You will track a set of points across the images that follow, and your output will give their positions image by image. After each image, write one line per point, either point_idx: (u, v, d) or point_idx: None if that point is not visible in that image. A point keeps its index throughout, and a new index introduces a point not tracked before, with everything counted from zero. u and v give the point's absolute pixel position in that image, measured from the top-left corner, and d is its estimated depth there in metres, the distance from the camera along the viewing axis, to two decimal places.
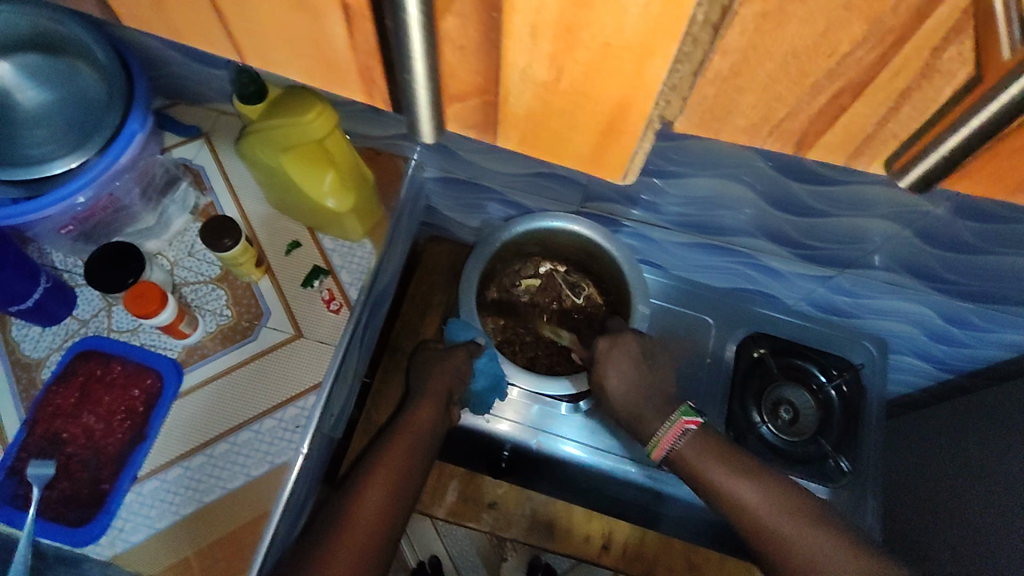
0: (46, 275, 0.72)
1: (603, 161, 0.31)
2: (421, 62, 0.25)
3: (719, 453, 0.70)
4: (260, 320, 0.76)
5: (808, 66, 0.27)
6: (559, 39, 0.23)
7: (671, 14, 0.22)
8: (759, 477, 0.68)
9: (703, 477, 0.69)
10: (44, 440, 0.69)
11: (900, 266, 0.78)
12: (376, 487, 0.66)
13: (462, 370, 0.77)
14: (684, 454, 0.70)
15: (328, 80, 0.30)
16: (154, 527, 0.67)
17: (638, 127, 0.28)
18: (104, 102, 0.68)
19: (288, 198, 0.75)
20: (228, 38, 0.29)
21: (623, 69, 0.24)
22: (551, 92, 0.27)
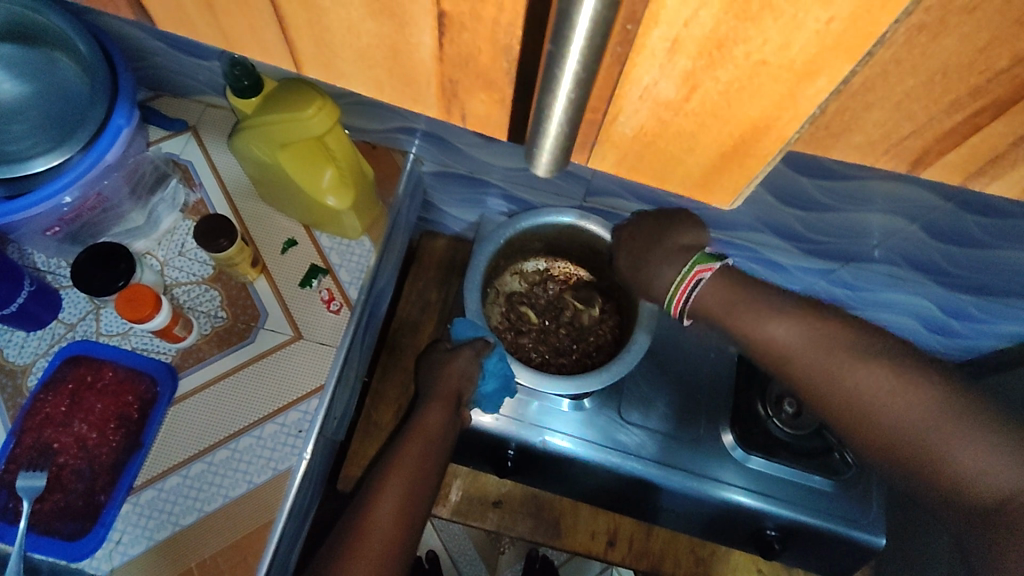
0: (30, 278, 0.68)
1: (716, 183, 0.26)
2: (568, 99, 0.21)
3: (730, 284, 0.53)
4: (257, 322, 0.73)
5: (956, 82, 0.26)
6: (703, 55, 0.20)
7: (857, 31, 0.18)
8: (807, 311, 0.50)
9: (733, 322, 0.52)
10: (34, 451, 0.66)
11: (902, 259, 0.78)
12: (390, 492, 0.64)
13: (470, 371, 0.75)
14: (703, 301, 0.54)
15: (399, 94, 0.26)
16: (153, 539, 0.65)
17: (771, 152, 0.23)
18: (85, 97, 0.64)
19: (284, 194, 0.72)
20: (286, 44, 0.25)
21: (771, 91, 0.21)
22: (673, 111, 0.22)
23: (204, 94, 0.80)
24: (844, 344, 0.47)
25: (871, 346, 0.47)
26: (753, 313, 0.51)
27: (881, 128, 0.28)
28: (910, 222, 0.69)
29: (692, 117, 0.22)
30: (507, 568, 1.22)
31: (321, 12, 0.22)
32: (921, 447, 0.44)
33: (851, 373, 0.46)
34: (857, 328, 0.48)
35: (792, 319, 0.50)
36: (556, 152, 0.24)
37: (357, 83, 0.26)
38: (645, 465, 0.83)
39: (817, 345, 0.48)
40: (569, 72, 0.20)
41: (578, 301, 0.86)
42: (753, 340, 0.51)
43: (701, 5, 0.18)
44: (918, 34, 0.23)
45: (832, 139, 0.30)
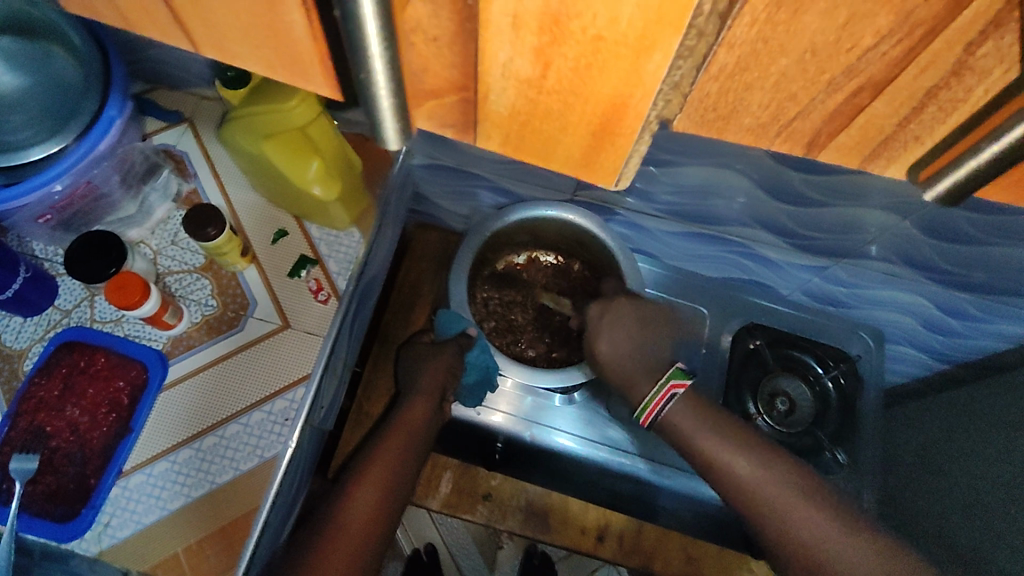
0: (26, 264, 0.69)
1: (595, 164, 0.28)
2: (382, 73, 0.23)
3: (709, 421, 0.68)
4: (246, 311, 0.74)
5: (827, 63, 0.22)
6: (545, 31, 0.20)
7: (673, 5, 0.18)
8: (759, 450, 0.66)
9: (693, 446, 0.67)
10: (27, 434, 0.68)
11: (895, 255, 0.77)
12: (367, 486, 0.65)
13: (455, 368, 0.76)
14: (675, 420, 0.68)
15: (291, 71, 0.26)
16: (141, 523, 0.66)
17: (633, 131, 0.24)
18: (80, 85, 0.65)
19: (272, 184, 0.72)
20: (179, 24, 0.25)
21: (617, 68, 0.21)
22: (537, 90, 0.23)
23: (197, 87, 0.80)
24: (793, 484, 0.63)
25: (815, 492, 0.62)
26: (718, 441, 0.66)
27: (768, 112, 0.26)
28: (904, 219, 0.68)
29: (553, 94, 0.23)
30: (506, 563, 1.23)
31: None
32: (771, 509, 0.62)
33: (788, 504, 0.61)
34: (746, 430, 0.68)
35: (749, 455, 0.65)
36: (393, 123, 0.27)
37: (249, 62, 0.26)
38: (633, 461, 0.84)
39: (769, 480, 0.63)
40: (375, 53, 0.22)
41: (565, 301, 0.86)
42: (716, 466, 0.66)
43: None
44: (780, 9, 0.20)
45: (721, 121, 0.27)
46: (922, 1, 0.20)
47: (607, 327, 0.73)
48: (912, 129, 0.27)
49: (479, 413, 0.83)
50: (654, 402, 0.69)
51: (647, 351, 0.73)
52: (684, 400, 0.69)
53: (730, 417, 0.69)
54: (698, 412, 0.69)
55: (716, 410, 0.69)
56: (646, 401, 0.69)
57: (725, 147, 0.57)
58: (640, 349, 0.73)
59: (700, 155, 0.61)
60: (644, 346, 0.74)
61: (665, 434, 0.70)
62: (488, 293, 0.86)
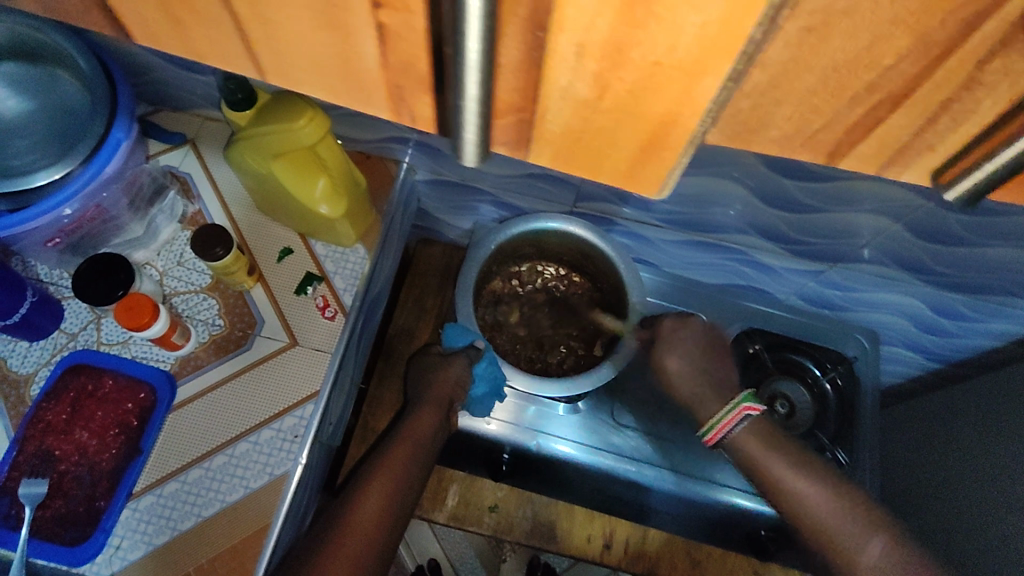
0: (32, 288, 0.70)
1: (640, 177, 0.28)
2: (475, 91, 0.23)
3: (777, 446, 0.67)
4: (253, 329, 0.75)
5: (849, 79, 0.24)
6: (606, 58, 0.22)
7: (728, 32, 0.20)
8: (825, 475, 0.65)
9: (762, 470, 0.66)
10: (36, 457, 0.67)
11: (889, 257, 0.79)
12: (374, 491, 0.66)
13: (464, 379, 0.77)
14: (742, 442, 0.68)
15: (354, 98, 0.27)
16: (152, 544, 0.66)
17: (683, 144, 0.25)
18: (85, 110, 0.66)
19: (279, 203, 0.73)
20: (249, 51, 0.26)
21: (671, 89, 0.23)
22: (591, 110, 0.25)
23: (201, 108, 0.81)
24: (848, 504, 0.62)
25: (880, 516, 0.62)
26: (795, 469, 0.65)
27: (800, 128, 0.29)
28: (897, 222, 0.71)
29: (608, 113, 0.25)
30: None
31: (275, 24, 0.24)
32: (834, 536, 0.62)
33: (845, 526, 0.61)
34: (803, 452, 0.67)
35: (817, 482, 0.64)
36: (475, 142, 0.27)
37: (313, 89, 0.27)
38: (639, 467, 0.85)
39: (830, 503, 0.63)
40: (472, 71, 0.22)
41: (567, 312, 0.88)
42: (780, 488, 0.65)
43: (597, 14, 0.20)
44: (813, 32, 0.22)
45: (753, 136, 0.27)
46: (937, 25, 0.21)
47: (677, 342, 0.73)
48: (934, 143, 0.27)
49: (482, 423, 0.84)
50: (724, 421, 0.68)
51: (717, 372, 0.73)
52: (755, 424, 0.68)
53: (795, 440, 0.68)
54: (765, 435, 0.68)
55: (775, 429, 0.68)
56: (714, 421, 0.69)
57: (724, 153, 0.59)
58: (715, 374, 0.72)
59: (702, 164, 0.63)
60: (713, 364, 0.73)
61: (733, 456, 0.69)
62: (493, 303, 0.88)
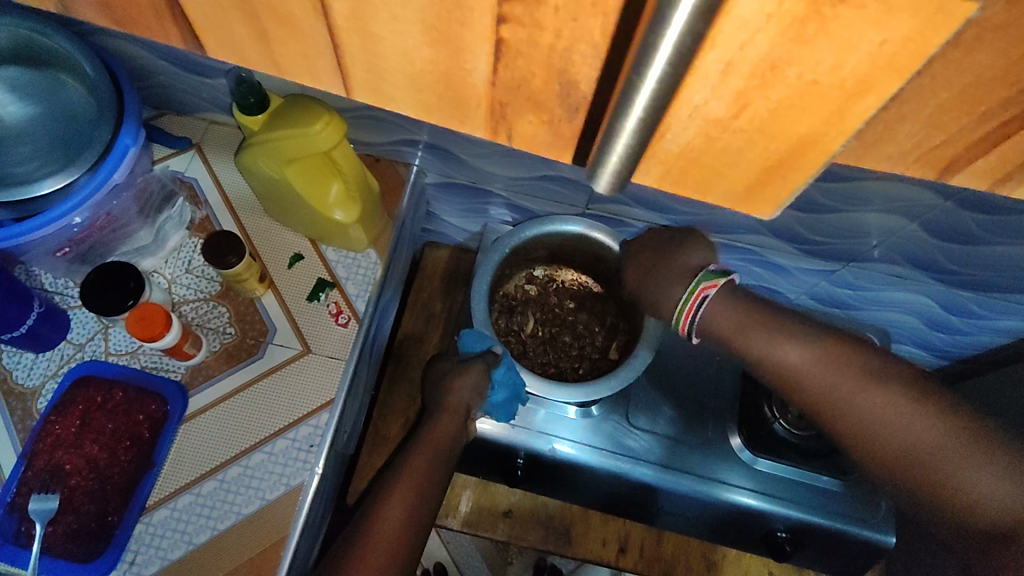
0: (39, 299, 0.68)
1: (756, 198, 0.28)
2: (638, 119, 0.22)
3: (756, 317, 0.56)
4: (265, 337, 0.74)
5: (986, 95, 0.26)
6: (758, 76, 0.22)
7: (906, 54, 0.20)
8: (822, 337, 0.53)
9: (740, 347, 0.56)
10: (44, 473, 0.66)
11: (901, 257, 0.79)
12: (397, 498, 0.65)
13: (480, 385, 0.75)
14: (713, 320, 0.57)
15: (447, 116, 0.28)
16: (167, 558, 0.64)
17: (813, 167, 0.25)
18: (91, 116, 0.65)
19: (290, 208, 0.72)
20: (341, 68, 0.26)
21: (822, 108, 0.22)
22: (719, 130, 0.24)
23: (207, 112, 0.80)
24: (846, 368, 0.51)
25: (868, 366, 0.51)
26: (760, 333, 0.55)
27: (915, 141, 0.27)
28: (912, 222, 0.71)
29: (740, 133, 0.24)
30: None
31: (377, 39, 0.24)
32: (839, 398, 0.51)
33: (847, 389, 0.50)
34: (778, 313, 0.56)
35: (792, 339, 0.54)
36: (618, 170, 0.25)
37: (406, 106, 0.28)
38: (655, 472, 0.84)
39: (817, 365, 0.52)
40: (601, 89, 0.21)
41: (582, 311, 0.87)
42: (761, 361, 0.55)
43: (757, 30, 0.20)
44: (956, 48, 0.24)
45: (864, 151, 0.28)
46: None
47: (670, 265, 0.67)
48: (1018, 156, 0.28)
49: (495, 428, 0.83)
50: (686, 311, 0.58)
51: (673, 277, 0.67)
52: (727, 300, 0.57)
53: (775, 304, 0.57)
54: (741, 312, 0.57)
55: (752, 298, 0.57)
56: (678, 308, 0.59)
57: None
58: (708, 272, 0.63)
59: None
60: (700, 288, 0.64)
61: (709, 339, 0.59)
62: (506, 305, 0.87)
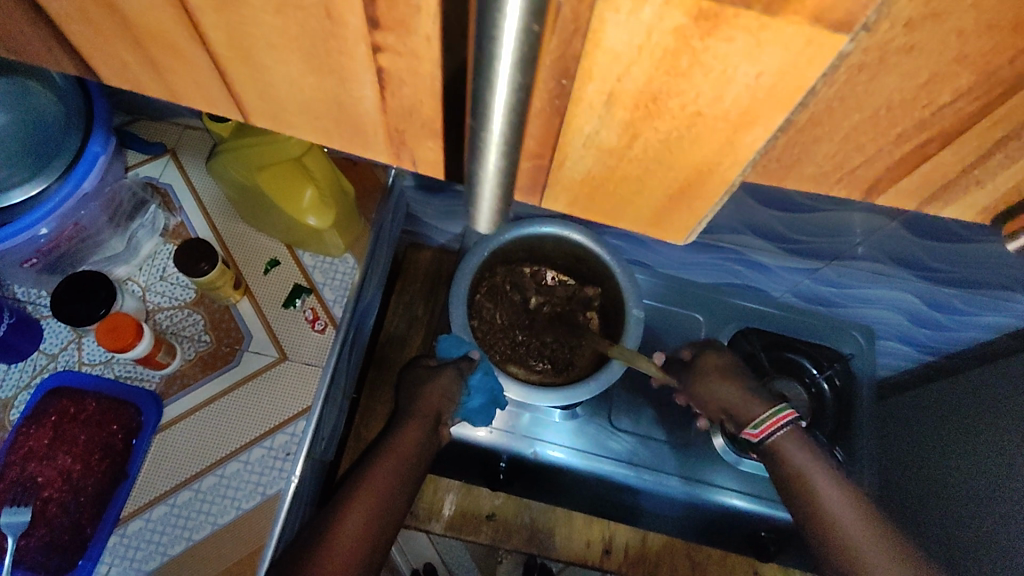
0: (9, 310, 0.67)
1: (667, 223, 0.31)
2: (495, 167, 0.25)
3: (822, 462, 0.68)
4: (241, 344, 0.73)
5: (902, 115, 0.27)
6: (641, 107, 0.24)
7: (787, 87, 0.21)
8: (864, 498, 0.65)
9: (803, 479, 0.67)
10: (18, 485, 0.65)
11: (882, 255, 0.79)
12: (357, 506, 0.64)
13: (451, 389, 0.74)
14: (787, 447, 0.69)
15: (346, 139, 0.30)
16: (141, 571, 0.64)
17: (715, 194, 0.28)
18: (61, 125, 0.63)
19: (263, 214, 0.72)
20: (231, 96, 0.29)
21: (710, 140, 0.24)
22: (618, 159, 0.27)
23: (180, 116, 0.79)
24: (870, 521, 0.63)
25: (888, 531, 0.62)
26: (813, 466, 0.68)
27: (832, 160, 0.30)
28: (891, 220, 0.71)
29: (634, 161, 0.27)
30: None
31: (264, 70, 0.26)
32: (856, 546, 0.61)
33: (862, 535, 0.62)
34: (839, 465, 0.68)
35: (841, 489, 0.66)
36: (493, 207, 0.28)
37: (304, 131, 0.30)
38: (638, 472, 0.84)
39: (849, 511, 0.64)
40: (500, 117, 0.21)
41: (565, 309, 0.87)
42: (809, 482, 0.66)
43: (632, 63, 0.22)
44: (861, 71, 0.25)
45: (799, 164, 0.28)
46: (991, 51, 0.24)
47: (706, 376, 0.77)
48: (970, 162, 0.27)
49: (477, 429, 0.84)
50: (774, 419, 0.70)
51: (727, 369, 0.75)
52: (800, 439, 0.70)
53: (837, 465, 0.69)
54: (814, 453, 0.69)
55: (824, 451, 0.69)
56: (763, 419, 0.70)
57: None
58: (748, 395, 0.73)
59: None
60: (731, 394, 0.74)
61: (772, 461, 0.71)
62: (490, 308, 0.86)
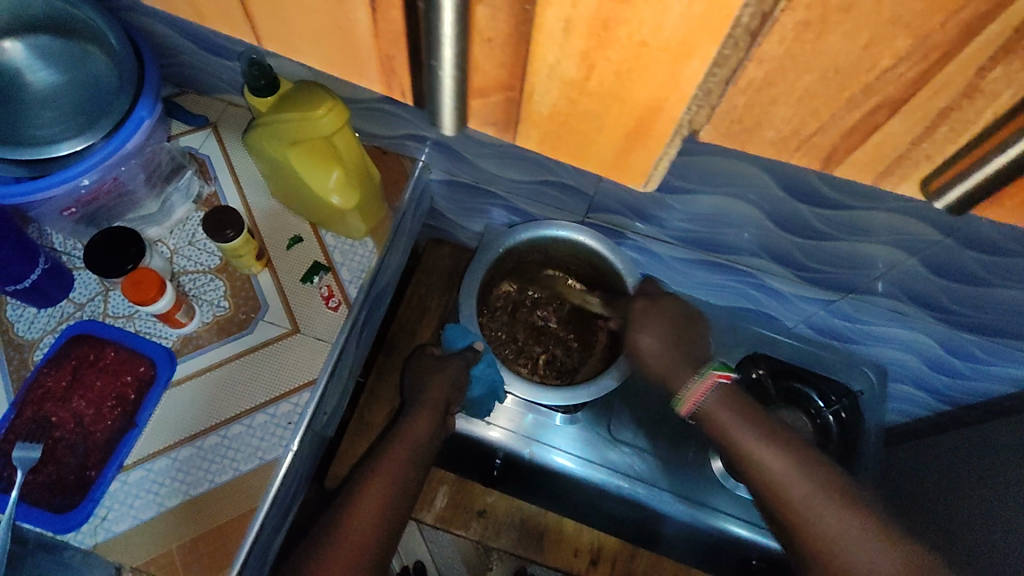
0: (46, 256, 0.71)
1: (626, 164, 0.33)
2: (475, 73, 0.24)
3: (746, 415, 0.66)
4: (257, 313, 0.75)
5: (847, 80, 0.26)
6: (593, 35, 0.25)
7: (714, 16, 0.23)
8: (799, 451, 0.63)
9: (732, 441, 0.65)
10: (33, 423, 0.68)
11: (902, 293, 0.78)
12: (370, 493, 0.65)
13: (459, 379, 0.77)
14: (712, 411, 0.67)
15: None
16: (137, 518, 0.66)
17: (666, 131, 0.29)
18: (113, 86, 0.67)
19: (291, 191, 0.74)
20: None
21: (656, 71, 0.26)
22: (577, 90, 0.28)
23: (226, 92, 0.83)
24: (815, 478, 0.61)
25: (829, 479, 0.61)
26: (738, 425, 0.65)
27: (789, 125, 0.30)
28: (912, 256, 0.70)
29: (593, 95, 0.28)
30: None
31: None
32: (796, 503, 0.60)
33: (811, 493, 0.60)
34: (759, 413, 0.66)
35: (779, 450, 0.63)
36: (450, 114, 0.31)
37: None
38: (632, 485, 0.84)
39: (792, 473, 0.62)
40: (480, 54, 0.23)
41: (578, 310, 0.88)
42: (746, 456, 0.64)
43: None
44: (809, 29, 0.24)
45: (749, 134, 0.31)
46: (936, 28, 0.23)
47: (647, 321, 0.72)
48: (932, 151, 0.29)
49: (482, 427, 0.83)
50: (697, 390, 0.67)
51: (690, 347, 0.71)
52: (726, 392, 0.67)
53: (762, 411, 0.67)
54: (738, 405, 0.67)
55: (748, 402, 0.67)
56: (686, 392, 0.68)
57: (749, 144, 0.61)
58: (689, 349, 0.71)
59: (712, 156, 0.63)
60: (688, 343, 0.71)
61: (704, 427, 0.68)
62: (506, 298, 0.89)
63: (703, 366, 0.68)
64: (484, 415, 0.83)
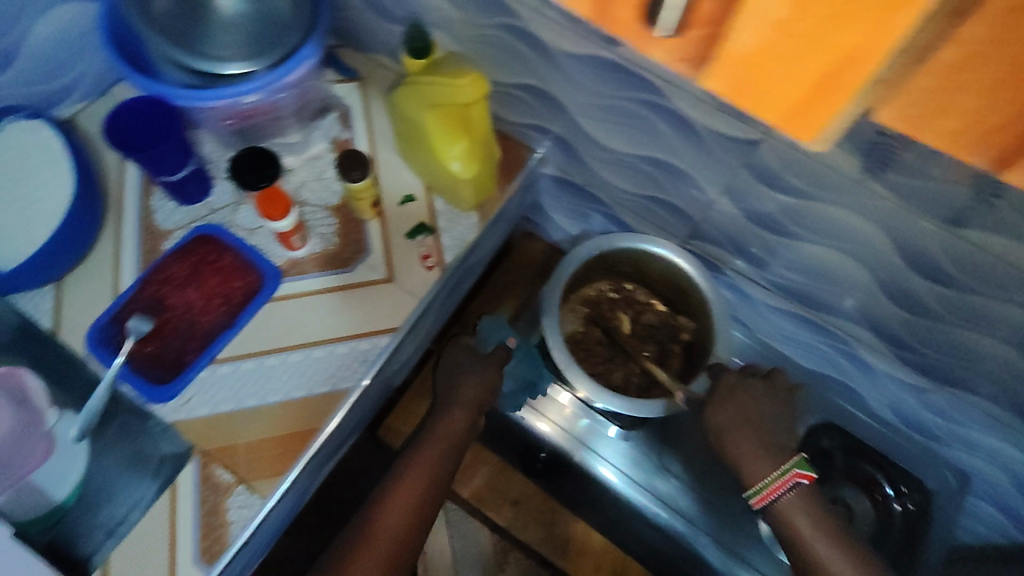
0: (196, 158, 0.79)
1: (806, 120, 0.29)
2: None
3: (827, 527, 0.69)
4: (360, 256, 0.81)
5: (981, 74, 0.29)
6: None
7: None
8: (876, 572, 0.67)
9: (801, 547, 0.69)
10: (150, 301, 0.75)
11: (1005, 401, 0.73)
12: (404, 491, 0.68)
13: (493, 384, 0.77)
14: (790, 512, 0.70)
15: None
16: (216, 408, 0.72)
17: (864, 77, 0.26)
18: (287, 23, 0.74)
19: (418, 153, 0.79)
20: None
21: None
22: None
23: (377, 54, 0.91)
24: None
25: None
26: (813, 535, 0.69)
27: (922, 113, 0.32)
28: None
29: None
30: None
31: None
32: None
33: None
34: (836, 531, 0.69)
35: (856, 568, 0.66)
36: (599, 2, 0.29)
37: None
38: (669, 515, 0.86)
39: None
40: None
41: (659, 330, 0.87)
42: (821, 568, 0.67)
43: None
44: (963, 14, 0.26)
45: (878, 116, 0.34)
46: None
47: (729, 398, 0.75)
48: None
49: (530, 417, 0.88)
50: (776, 484, 0.71)
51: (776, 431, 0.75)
52: (804, 495, 0.71)
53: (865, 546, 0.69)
54: (817, 511, 0.70)
55: (827, 511, 0.70)
56: (764, 484, 0.72)
57: (876, 197, 0.61)
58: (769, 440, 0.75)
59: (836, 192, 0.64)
60: (776, 429, 0.75)
61: (775, 524, 0.72)
62: (589, 300, 0.89)
63: (786, 458, 0.72)
64: (531, 404, 0.87)
